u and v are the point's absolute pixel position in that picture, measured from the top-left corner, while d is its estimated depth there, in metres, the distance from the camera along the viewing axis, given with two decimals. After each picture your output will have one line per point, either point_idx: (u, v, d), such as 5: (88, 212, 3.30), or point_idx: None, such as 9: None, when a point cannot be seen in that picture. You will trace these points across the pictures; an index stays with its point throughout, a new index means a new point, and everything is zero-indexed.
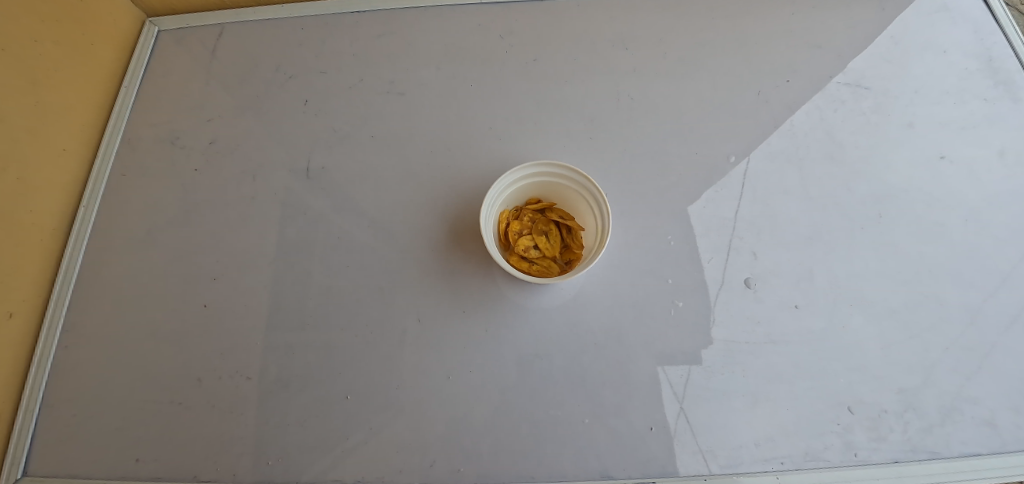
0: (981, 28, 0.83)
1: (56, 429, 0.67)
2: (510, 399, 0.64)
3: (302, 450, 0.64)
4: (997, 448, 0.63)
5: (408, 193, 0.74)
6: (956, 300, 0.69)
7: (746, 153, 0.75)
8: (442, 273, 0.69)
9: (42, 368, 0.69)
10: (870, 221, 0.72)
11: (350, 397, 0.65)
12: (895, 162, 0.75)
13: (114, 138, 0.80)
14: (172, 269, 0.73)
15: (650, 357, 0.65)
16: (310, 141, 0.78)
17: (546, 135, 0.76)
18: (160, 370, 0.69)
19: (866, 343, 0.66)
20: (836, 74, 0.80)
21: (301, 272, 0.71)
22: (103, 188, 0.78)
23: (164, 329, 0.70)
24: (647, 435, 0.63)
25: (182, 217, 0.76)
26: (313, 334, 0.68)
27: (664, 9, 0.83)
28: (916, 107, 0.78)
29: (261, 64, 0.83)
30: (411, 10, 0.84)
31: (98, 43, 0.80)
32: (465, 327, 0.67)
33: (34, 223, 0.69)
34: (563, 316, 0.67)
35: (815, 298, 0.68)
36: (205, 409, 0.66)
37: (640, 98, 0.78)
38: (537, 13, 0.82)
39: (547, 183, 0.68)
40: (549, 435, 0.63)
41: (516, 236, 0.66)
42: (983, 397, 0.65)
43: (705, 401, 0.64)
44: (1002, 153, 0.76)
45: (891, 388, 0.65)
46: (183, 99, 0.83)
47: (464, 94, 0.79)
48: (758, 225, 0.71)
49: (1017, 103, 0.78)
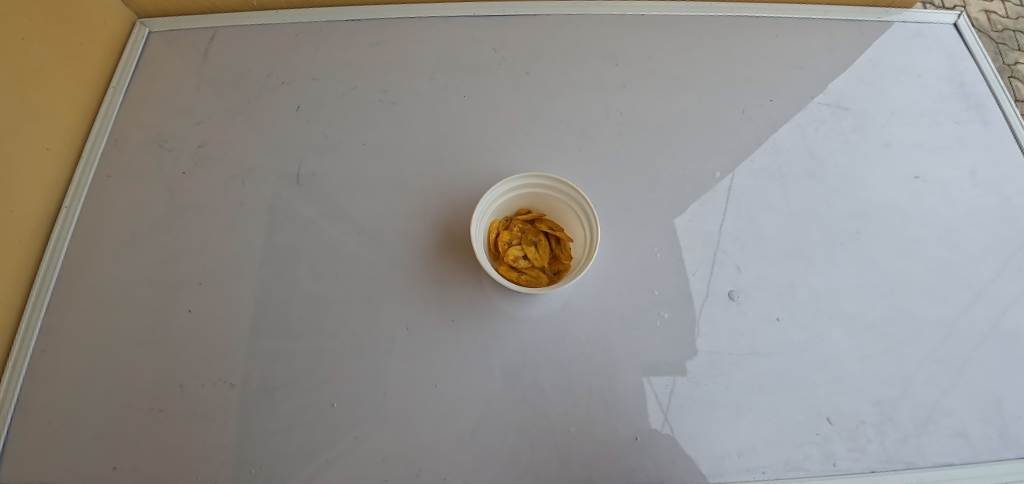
0: (953, 54, 0.87)
1: (29, 435, 0.65)
2: (498, 408, 0.64)
3: (285, 458, 0.63)
4: (969, 458, 0.65)
5: (399, 202, 0.74)
6: (931, 315, 0.71)
7: (730, 169, 0.77)
8: (431, 282, 0.70)
9: (18, 372, 0.67)
10: (849, 237, 0.74)
11: (337, 406, 0.65)
12: (873, 181, 0.78)
13: (100, 139, 0.79)
14: (157, 272, 0.72)
15: (636, 368, 0.66)
16: (301, 147, 0.78)
17: (536, 147, 0.77)
18: (141, 376, 0.67)
19: (844, 356, 0.68)
20: (818, 94, 0.82)
21: (288, 279, 0.71)
22: (86, 189, 0.77)
23: (146, 334, 0.69)
24: (632, 444, 0.63)
25: (168, 221, 0.75)
26: (299, 341, 0.68)
27: (654, 27, 0.85)
28: (893, 128, 0.81)
29: (253, 69, 0.83)
30: (405, 21, 0.85)
31: (88, 43, 0.79)
32: (454, 336, 0.67)
33: (14, 223, 0.68)
34: (552, 326, 0.67)
35: (796, 311, 0.70)
36: (187, 416, 0.65)
37: (629, 113, 0.80)
38: (530, 27, 0.84)
39: (537, 194, 0.69)
40: (536, 445, 0.63)
41: (506, 246, 0.67)
42: (956, 409, 0.67)
43: (689, 411, 0.65)
44: (973, 174, 0.79)
45: (868, 399, 0.66)
46: (172, 102, 0.82)
47: (457, 104, 0.80)
48: (741, 238, 0.73)
49: (986, 126, 0.82)
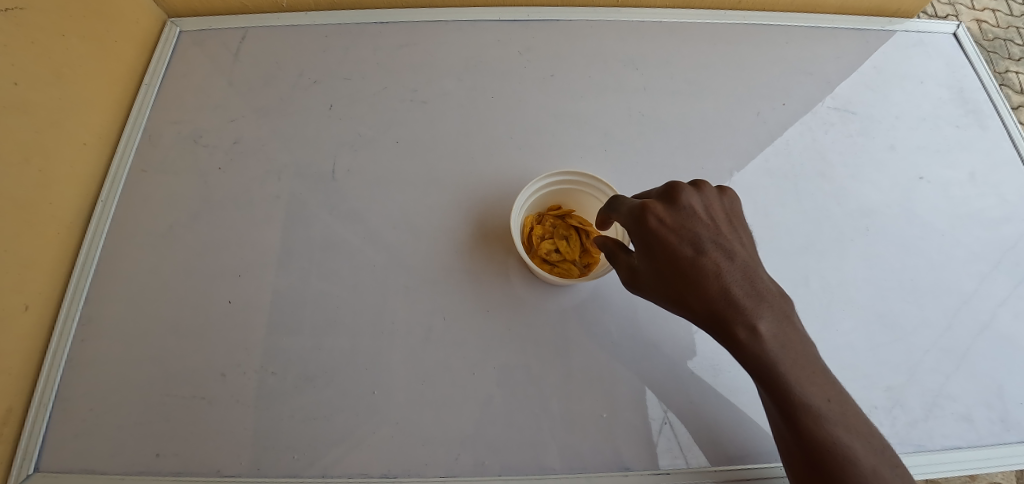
0: (953, 62, 0.91)
1: (71, 423, 0.67)
2: (531, 395, 0.68)
3: (328, 443, 0.66)
4: (974, 441, 0.69)
5: (431, 197, 0.77)
6: (937, 307, 0.75)
7: (746, 169, 0.81)
8: (464, 274, 0.72)
9: (58, 361, 0.69)
10: (859, 233, 0.78)
11: (376, 393, 0.67)
12: (880, 181, 0.82)
13: (134, 134, 0.81)
14: (195, 265, 0.74)
15: (662, 357, 0.70)
16: (334, 145, 0.80)
17: (562, 147, 0.81)
18: (181, 365, 0.69)
19: (857, 345, 0.72)
20: (826, 99, 0.87)
21: (325, 271, 0.73)
22: (121, 183, 0.78)
23: (186, 324, 0.71)
24: (661, 429, 0.67)
25: (205, 215, 0.77)
26: (338, 330, 0.70)
27: (671, 34, 0.89)
28: (897, 131, 0.86)
29: (284, 68, 0.85)
30: (432, 24, 0.88)
31: (122, 40, 0.81)
32: (488, 327, 0.70)
33: (52, 215, 0.69)
34: (581, 317, 0.71)
35: (811, 303, 0.73)
36: (228, 403, 0.67)
37: (649, 115, 0.83)
38: (553, 31, 0.87)
39: (567, 190, 0.73)
40: (569, 429, 0.67)
41: (539, 240, 0.71)
42: (961, 395, 0.71)
43: (712, 397, 0.69)
44: (973, 175, 0.84)
45: (879, 386, 0.70)
46: (204, 99, 0.84)
47: (485, 105, 0.83)
48: (757, 235, 0.77)
49: (984, 130, 0.87)
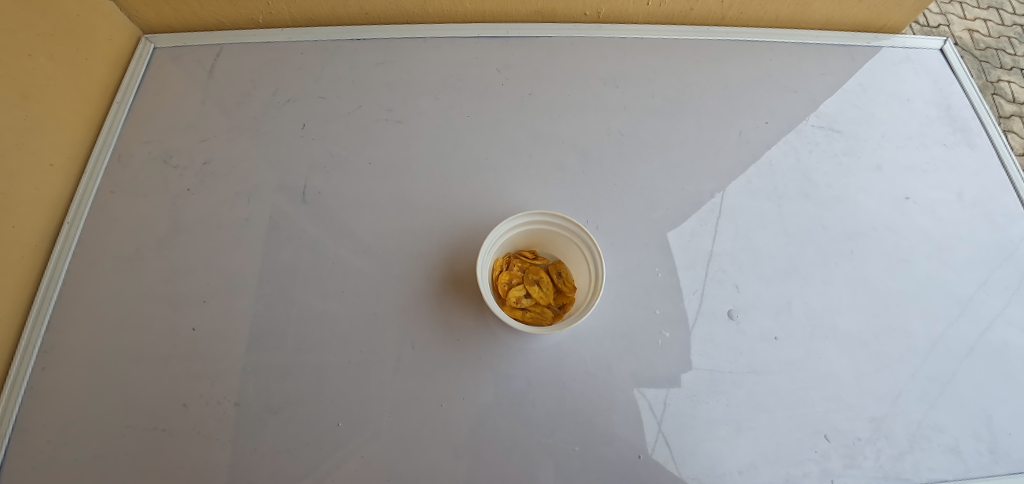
0: (941, 79, 0.90)
1: (28, 456, 0.64)
2: (502, 426, 0.66)
3: (293, 477, 0.63)
4: (962, 474, 0.67)
5: (405, 221, 0.75)
6: (924, 333, 0.73)
7: (727, 190, 0.79)
8: (435, 301, 0.71)
9: (17, 390, 0.66)
10: (843, 256, 0.77)
11: (342, 425, 0.65)
12: (865, 202, 0.80)
13: (103, 153, 0.79)
14: (162, 291, 0.72)
15: (637, 386, 0.68)
16: (307, 166, 0.78)
17: (539, 168, 0.79)
18: (145, 395, 0.67)
19: (840, 375, 0.70)
20: (811, 117, 0.85)
21: (294, 297, 0.71)
22: (89, 204, 0.76)
23: (150, 352, 0.69)
24: (636, 463, 0.65)
25: (172, 238, 0.75)
26: (305, 359, 0.68)
27: (653, 50, 0.87)
28: (883, 150, 0.84)
29: (259, 86, 0.84)
30: (409, 40, 0.86)
31: (93, 57, 0.79)
32: (459, 356, 0.68)
33: (17, 239, 0.67)
34: (556, 346, 0.69)
35: (794, 329, 0.72)
36: (190, 435, 0.65)
37: (629, 134, 0.81)
38: (532, 49, 0.86)
39: (538, 232, 0.71)
40: (541, 463, 0.65)
41: (507, 286, 0.69)
42: (950, 426, 0.69)
43: (691, 431, 0.66)
44: (961, 195, 0.82)
45: (864, 416, 0.68)
46: (176, 118, 0.82)
47: (461, 125, 0.81)
48: (738, 258, 0.75)
49: (972, 149, 0.85)
